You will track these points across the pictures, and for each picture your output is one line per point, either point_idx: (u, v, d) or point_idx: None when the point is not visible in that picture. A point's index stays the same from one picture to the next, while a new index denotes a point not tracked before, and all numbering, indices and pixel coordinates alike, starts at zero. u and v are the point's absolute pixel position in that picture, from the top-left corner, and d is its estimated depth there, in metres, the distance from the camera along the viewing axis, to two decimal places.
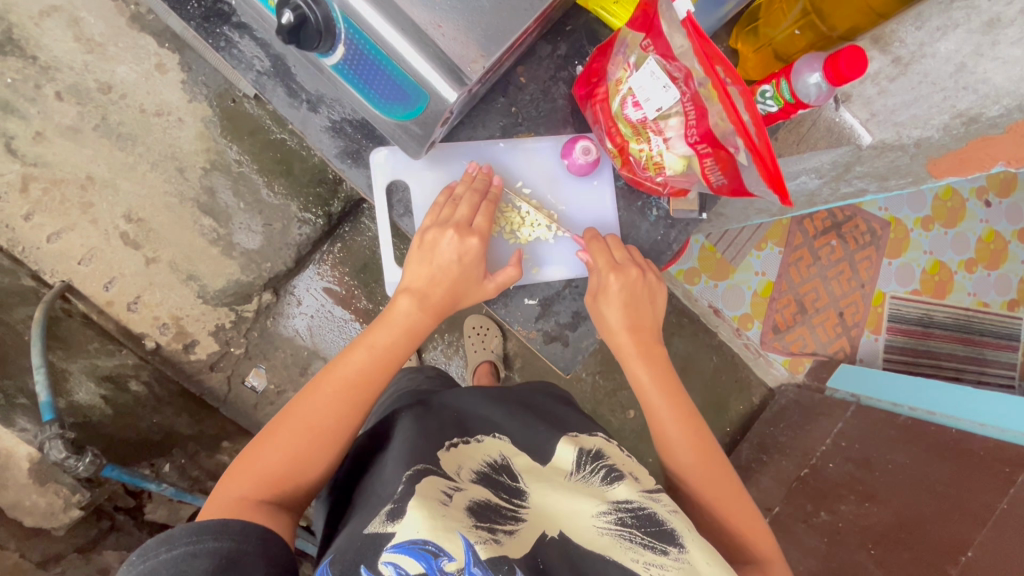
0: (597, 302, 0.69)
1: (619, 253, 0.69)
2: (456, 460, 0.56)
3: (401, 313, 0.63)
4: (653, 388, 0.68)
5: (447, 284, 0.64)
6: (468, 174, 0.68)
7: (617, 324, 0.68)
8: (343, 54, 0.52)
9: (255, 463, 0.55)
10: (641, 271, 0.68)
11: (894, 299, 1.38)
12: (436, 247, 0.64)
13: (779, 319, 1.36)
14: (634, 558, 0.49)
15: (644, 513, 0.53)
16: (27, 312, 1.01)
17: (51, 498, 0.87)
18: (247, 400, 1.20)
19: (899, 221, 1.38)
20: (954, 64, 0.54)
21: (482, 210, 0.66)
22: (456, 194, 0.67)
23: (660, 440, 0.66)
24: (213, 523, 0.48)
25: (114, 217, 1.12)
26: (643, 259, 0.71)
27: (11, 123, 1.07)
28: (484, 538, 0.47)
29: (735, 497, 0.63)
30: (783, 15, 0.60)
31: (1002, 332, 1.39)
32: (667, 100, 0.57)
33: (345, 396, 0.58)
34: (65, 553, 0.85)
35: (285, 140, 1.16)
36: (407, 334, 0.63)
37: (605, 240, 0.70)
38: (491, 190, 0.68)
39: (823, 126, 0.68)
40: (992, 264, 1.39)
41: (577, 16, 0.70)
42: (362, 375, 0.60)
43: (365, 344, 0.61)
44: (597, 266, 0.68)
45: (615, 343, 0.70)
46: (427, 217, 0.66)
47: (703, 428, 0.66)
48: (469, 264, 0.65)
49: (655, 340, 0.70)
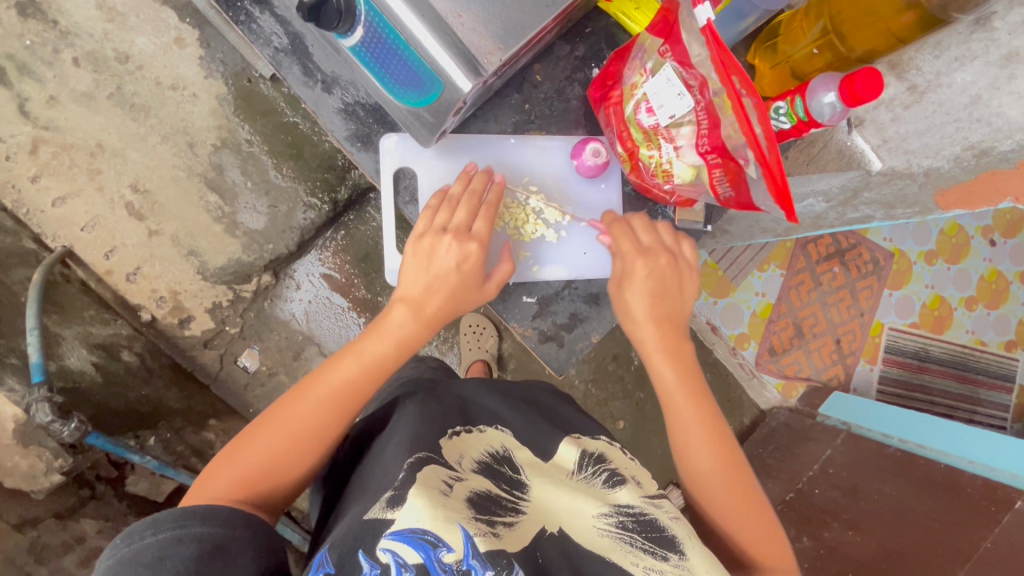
0: (621, 290, 0.67)
1: (647, 234, 0.67)
2: (457, 448, 0.57)
3: (395, 323, 0.61)
4: (676, 386, 0.65)
5: (444, 293, 0.62)
6: (464, 173, 0.67)
7: (641, 314, 0.65)
8: (361, 36, 0.52)
9: (234, 464, 0.55)
10: (670, 255, 0.66)
11: (892, 330, 1.38)
12: (434, 255, 0.62)
13: (776, 342, 1.36)
14: (633, 562, 0.49)
15: (645, 518, 0.53)
16: (26, 274, 1.01)
17: (33, 460, 0.86)
18: (239, 379, 1.19)
19: (903, 253, 1.37)
20: (969, 96, 0.54)
21: (481, 215, 0.65)
22: (452, 195, 0.66)
23: (679, 441, 0.64)
24: (199, 509, 0.47)
25: (121, 186, 1.13)
26: (674, 240, 0.68)
27: (26, 85, 1.08)
28: (483, 531, 0.47)
29: (751, 501, 0.62)
30: (802, 33, 0.60)
31: (997, 372, 1.39)
32: (680, 107, 0.57)
33: (330, 405, 0.57)
34: (41, 518, 0.83)
35: (297, 123, 1.16)
36: (398, 346, 0.61)
37: (630, 221, 0.68)
38: (485, 198, 0.66)
39: (835, 148, 0.68)
40: (992, 303, 1.39)
41: (597, 19, 0.70)
42: (349, 385, 0.59)
43: (355, 352, 0.60)
44: (622, 251, 0.67)
45: (638, 337, 0.66)
46: (421, 221, 0.65)
47: (722, 428, 0.64)
48: (467, 270, 0.63)
49: (681, 337, 0.66)
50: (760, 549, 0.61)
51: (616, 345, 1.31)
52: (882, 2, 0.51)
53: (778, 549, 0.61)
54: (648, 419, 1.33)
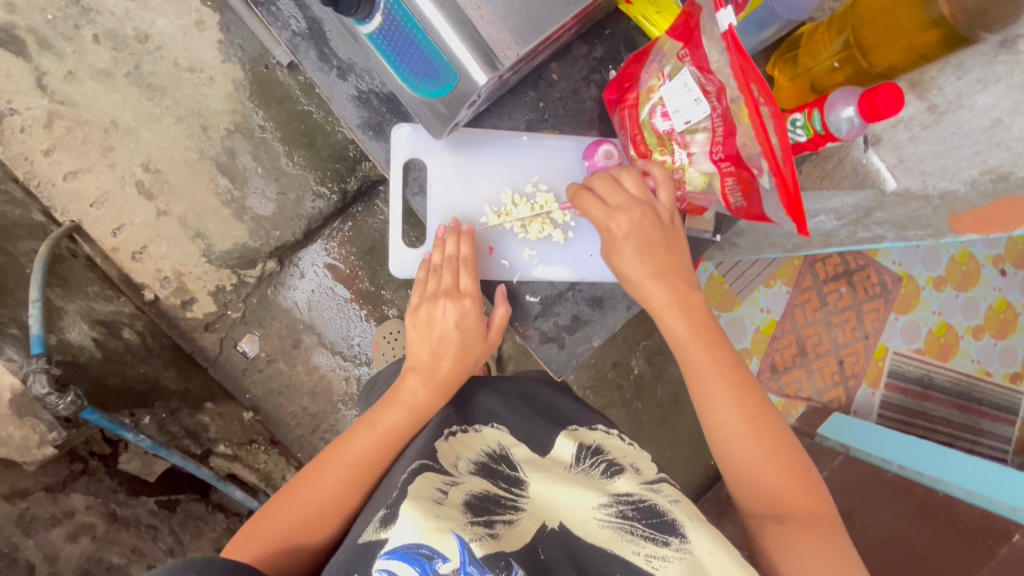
0: (611, 255, 0.64)
1: (614, 193, 0.63)
2: (453, 451, 0.59)
3: (408, 392, 0.64)
4: (691, 340, 0.63)
5: (450, 356, 0.66)
6: (439, 239, 0.70)
7: (638, 275, 0.63)
8: (379, 23, 0.52)
9: (257, 533, 0.58)
10: (645, 207, 0.62)
11: (896, 354, 1.36)
12: (433, 320, 0.67)
13: (778, 359, 1.35)
14: (635, 551, 0.51)
15: (645, 504, 0.55)
16: (32, 246, 1.01)
17: (26, 432, 0.83)
18: (238, 363, 1.20)
19: (912, 277, 1.36)
20: (990, 119, 0.53)
21: (464, 272, 0.68)
22: (434, 264, 0.69)
23: (699, 396, 0.63)
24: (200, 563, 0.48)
25: (132, 164, 1.13)
26: (642, 186, 0.63)
27: (45, 59, 1.08)
28: (478, 535, 0.49)
29: (778, 450, 0.61)
30: (824, 46, 0.60)
31: (1000, 403, 1.37)
32: (696, 113, 0.57)
33: (347, 477, 0.61)
34: (32, 489, 0.81)
35: (311, 112, 1.16)
36: (411, 415, 0.64)
37: (593, 185, 0.64)
38: (462, 254, 0.69)
39: (850, 165, 0.67)
40: (1000, 333, 1.37)
41: (617, 21, 0.69)
42: (365, 457, 0.62)
43: (369, 425, 0.63)
44: (594, 219, 0.63)
45: (643, 298, 0.64)
46: (416, 294, 0.70)
47: (745, 378, 0.63)
48: (467, 326, 0.67)
49: (691, 290, 0.64)
50: (789, 499, 0.59)
51: (616, 352, 1.30)
52: (905, 18, 0.51)
53: (809, 495, 0.59)
54: (644, 428, 1.32)
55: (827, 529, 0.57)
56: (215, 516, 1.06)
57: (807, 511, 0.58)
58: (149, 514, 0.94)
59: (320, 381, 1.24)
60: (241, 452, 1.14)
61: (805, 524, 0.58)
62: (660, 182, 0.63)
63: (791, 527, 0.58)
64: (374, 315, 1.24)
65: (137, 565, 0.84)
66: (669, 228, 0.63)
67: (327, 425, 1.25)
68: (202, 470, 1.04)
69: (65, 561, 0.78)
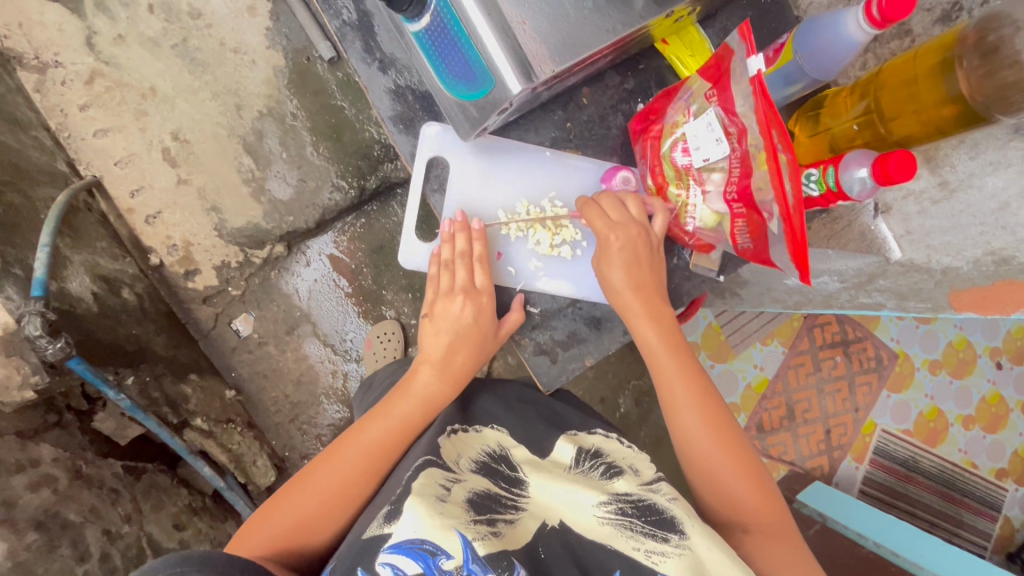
0: (600, 265, 0.67)
1: (616, 210, 0.66)
2: (455, 450, 0.60)
3: (421, 383, 0.66)
4: (661, 350, 0.65)
5: (465, 350, 0.68)
6: (447, 234, 0.71)
7: (621, 285, 0.66)
8: (426, 24, 0.55)
9: (267, 522, 0.58)
10: (640, 228, 0.66)
11: (884, 432, 1.35)
12: (449, 311, 0.69)
13: (765, 419, 1.35)
14: (634, 547, 0.50)
15: (644, 503, 0.55)
16: (50, 194, 1.02)
17: (10, 370, 0.80)
18: (228, 341, 1.22)
19: (908, 356, 1.35)
20: (998, 202, 0.55)
21: (478, 269, 0.70)
22: (445, 259, 0.71)
23: (666, 404, 0.65)
24: (196, 554, 0.48)
25: (162, 132, 1.16)
26: (642, 210, 0.67)
27: (98, 19, 1.12)
28: (481, 534, 0.48)
29: (742, 460, 0.62)
30: (846, 108, 0.62)
31: (983, 498, 1.34)
32: (716, 152, 0.58)
33: (360, 465, 0.61)
34: (3, 432, 0.79)
35: (343, 108, 1.20)
36: (424, 405, 0.65)
37: (598, 201, 0.68)
38: (474, 252, 0.71)
39: (858, 229, 0.69)
40: (989, 426, 1.34)
41: (651, 58, 0.72)
42: (379, 443, 0.62)
43: (384, 413, 0.64)
44: (595, 230, 0.66)
45: (622, 308, 0.67)
46: (431, 289, 0.71)
47: (709, 388, 0.65)
48: (483, 322, 0.68)
49: (663, 303, 0.67)
50: (751, 508, 0.61)
51: (605, 388, 1.30)
52: (924, 92, 0.53)
53: (769, 501, 0.61)
54: None
55: (789, 538, 0.59)
56: (179, 490, 1.05)
57: (769, 522, 0.60)
58: (114, 477, 0.92)
59: (307, 371, 1.25)
60: (217, 429, 1.12)
61: (767, 533, 0.59)
62: (657, 210, 0.67)
63: (756, 536, 0.59)
64: (371, 315, 1.26)
65: (92, 526, 0.82)
66: (657, 252, 0.67)
67: (306, 416, 1.26)
68: (175, 441, 1.02)
69: (21, 509, 0.75)
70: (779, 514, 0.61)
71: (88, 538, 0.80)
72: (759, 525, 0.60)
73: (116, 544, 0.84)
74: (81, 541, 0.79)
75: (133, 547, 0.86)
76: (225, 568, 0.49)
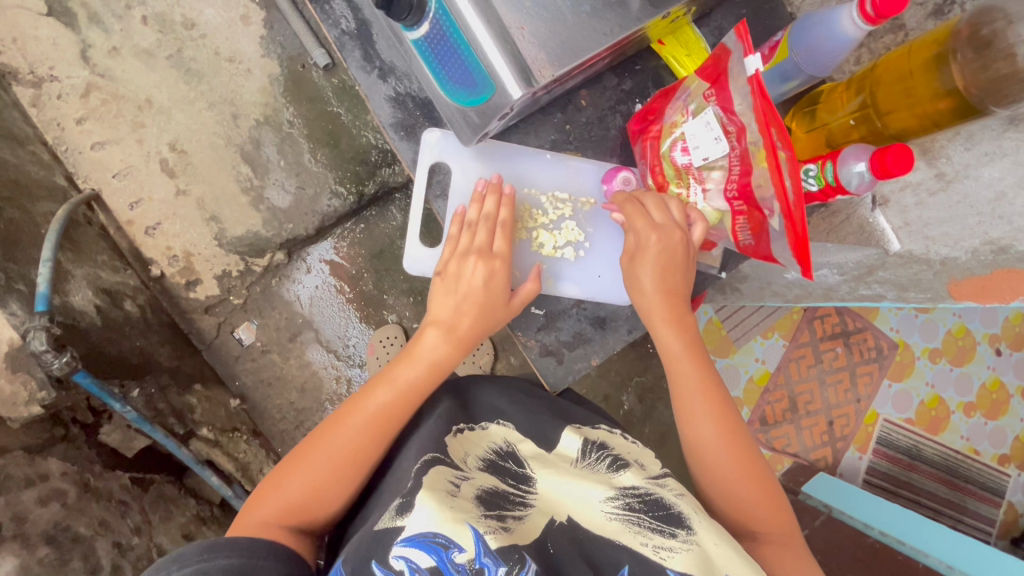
0: (633, 263, 0.66)
1: (661, 212, 0.65)
2: (462, 447, 0.61)
3: (426, 347, 0.65)
4: (681, 354, 0.66)
5: (471, 313, 0.66)
6: (478, 194, 0.71)
7: (650, 286, 0.65)
8: (426, 31, 0.55)
9: (277, 491, 0.58)
10: (683, 234, 0.64)
11: (886, 422, 1.36)
12: (461, 275, 0.67)
13: (768, 412, 1.36)
14: (643, 543, 0.50)
15: (651, 498, 0.55)
16: (50, 208, 1.02)
17: (17, 387, 0.80)
18: (231, 350, 1.22)
19: (909, 345, 1.35)
20: (995, 192, 0.55)
21: (500, 233, 0.69)
22: (470, 219, 0.70)
23: (681, 408, 0.65)
24: (222, 541, 0.51)
25: (159, 142, 1.16)
26: (684, 216, 0.65)
27: (92, 32, 1.12)
28: (492, 528, 0.48)
29: (752, 469, 0.63)
30: (842, 104, 0.63)
31: (987, 484, 1.35)
32: (715, 151, 0.59)
33: (368, 431, 0.61)
34: (11, 447, 0.78)
35: (340, 114, 1.20)
36: (429, 369, 0.64)
37: (642, 199, 0.67)
38: (501, 217, 0.70)
39: (856, 222, 0.70)
40: (991, 413, 1.35)
41: (648, 59, 0.73)
42: (386, 409, 0.62)
43: (389, 378, 0.64)
44: (635, 228, 0.65)
45: (647, 310, 0.67)
46: (447, 248, 0.70)
47: (725, 395, 0.65)
48: (495, 285, 0.67)
49: (687, 311, 0.67)
50: (761, 516, 0.61)
51: (608, 386, 1.31)
52: (920, 86, 0.54)
53: (777, 512, 0.62)
54: None
55: (797, 547, 0.60)
56: (187, 501, 1.05)
57: (778, 529, 0.61)
58: (122, 489, 0.93)
59: (310, 378, 1.25)
60: (223, 438, 1.13)
61: (779, 542, 0.60)
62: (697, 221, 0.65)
63: (763, 544, 0.60)
64: (373, 319, 1.26)
65: (102, 539, 0.82)
66: (691, 261, 0.65)
67: (312, 423, 1.26)
68: (182, 451, 1.02)
69: (32, 524, 0.75)
70: (786, 525, 0.62)
71: (99, 551, 0.80)
72: (766, 534, 0.61)
73: (127, 556, 0.84)
74: (91, 554, 0.79)
75: (143, 558, 0.86)
76: (249, 551, 0.51)
